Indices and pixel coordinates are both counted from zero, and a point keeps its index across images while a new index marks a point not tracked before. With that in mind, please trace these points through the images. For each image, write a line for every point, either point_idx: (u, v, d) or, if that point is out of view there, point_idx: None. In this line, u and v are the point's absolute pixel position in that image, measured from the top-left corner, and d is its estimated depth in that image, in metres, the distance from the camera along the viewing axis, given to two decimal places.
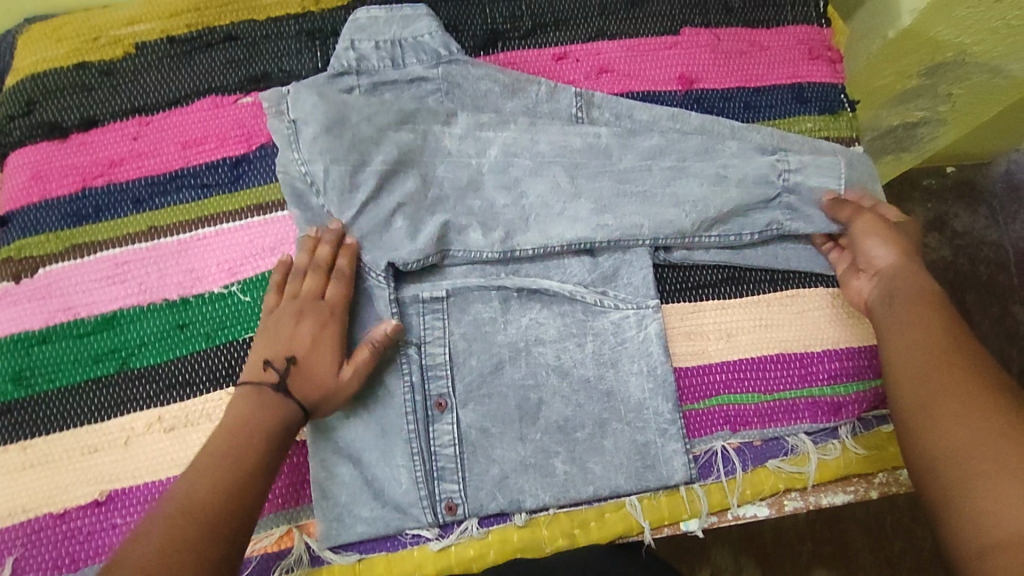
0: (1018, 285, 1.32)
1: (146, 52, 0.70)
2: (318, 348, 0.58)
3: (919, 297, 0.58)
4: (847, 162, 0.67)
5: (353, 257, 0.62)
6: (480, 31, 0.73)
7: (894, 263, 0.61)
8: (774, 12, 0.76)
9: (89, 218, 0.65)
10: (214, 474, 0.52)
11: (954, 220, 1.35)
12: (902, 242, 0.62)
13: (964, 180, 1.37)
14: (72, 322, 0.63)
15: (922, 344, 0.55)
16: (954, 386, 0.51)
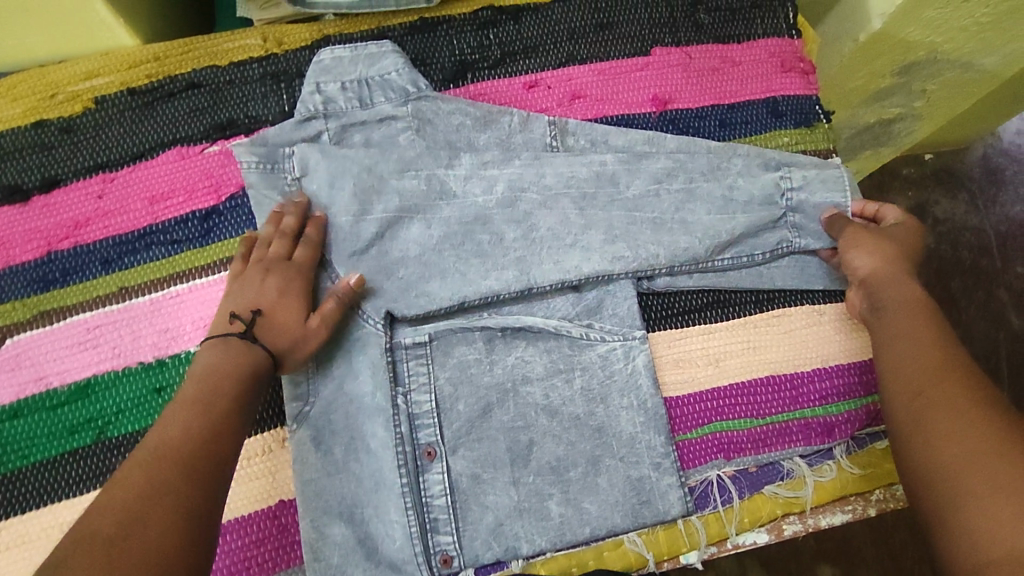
0: (1001, 268, 1.33)
1: (106, 106, 0.68)
2: (284, 300, 0.60)
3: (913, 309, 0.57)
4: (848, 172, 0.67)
5: (320, 227, 0.63)
6: (448, 63, 0.72)
7: (882, 271, 0.61)
8: (745, 26, 0.75)
9: (56, 282, 0.64)
10: (185, 422, 0.51)
11: (936, 207, 1.35)
12: (891, 251, 0.62)
13: (943, 167, 1.37)
14: (45, 392, 0.61)
15: (916, 358, 0.54)
16: (949, 399, 0.50)
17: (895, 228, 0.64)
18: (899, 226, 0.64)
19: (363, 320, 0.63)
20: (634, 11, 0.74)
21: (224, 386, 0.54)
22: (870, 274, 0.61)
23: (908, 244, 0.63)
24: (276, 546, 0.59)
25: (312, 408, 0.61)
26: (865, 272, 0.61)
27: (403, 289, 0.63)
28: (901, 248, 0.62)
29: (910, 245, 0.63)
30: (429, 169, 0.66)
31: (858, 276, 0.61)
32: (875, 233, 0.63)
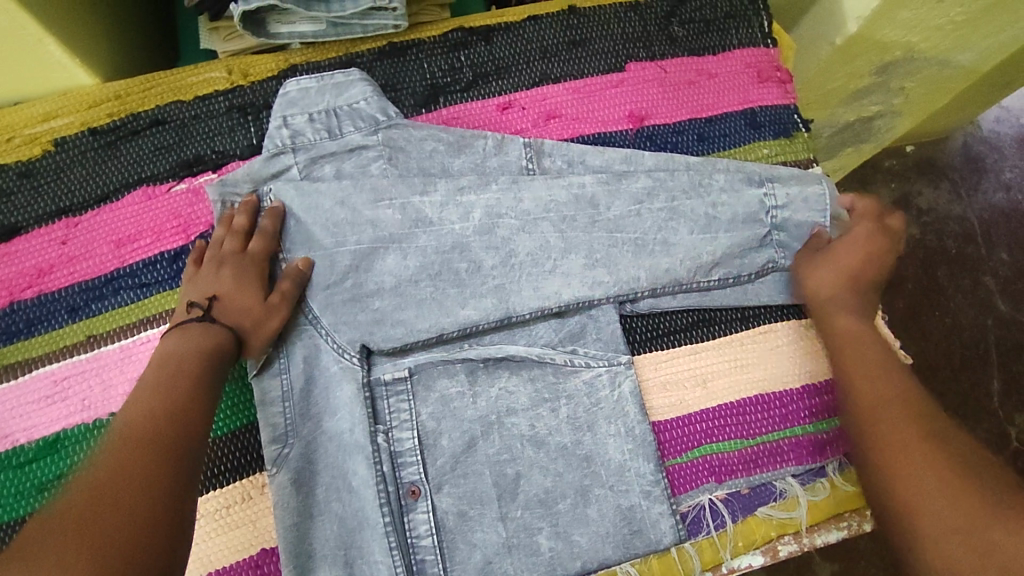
0: (986, 255, 1.31)
1: (68, 148, 0.66)
2: (241, 286, 0.59)
3: (871, 340, 0.58)
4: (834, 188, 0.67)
5: (274, 216, 0.62)
6: (420, 88, 0.71)
7: (841, 296, 0.61)
8: (719, 37, 0.74)
9: (21, 334, 0.62)
10: (148, 399, 0.51)
11: (919, 198, 1.34)
12: (855, 266, 0.62)
13: (925, 158, 1.37)
14: (13, 450, 0.59)
15: (874, 389, 0.54)
16: (907, 433, 0.51)
17: (864, 230, 0.64)
18: (867, 227, 0.64)
19: (340, 355, 0.61)
20: (606, 27, 0.73)
21: (186, 367, 0.53)
22: (830, 296, 0.61)
23: (876, 251, 0.63)
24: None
25: (291, 450, 0.59)
26: (827, 295, 0.61)
27: (380, 322, 0.62)
28: (865, 261, 0.62)
29: (879, 252, 0.63)
30: (404, 198, 0.64)
31: (816, 298, 0.62)
32: (839, 247, 0.63)
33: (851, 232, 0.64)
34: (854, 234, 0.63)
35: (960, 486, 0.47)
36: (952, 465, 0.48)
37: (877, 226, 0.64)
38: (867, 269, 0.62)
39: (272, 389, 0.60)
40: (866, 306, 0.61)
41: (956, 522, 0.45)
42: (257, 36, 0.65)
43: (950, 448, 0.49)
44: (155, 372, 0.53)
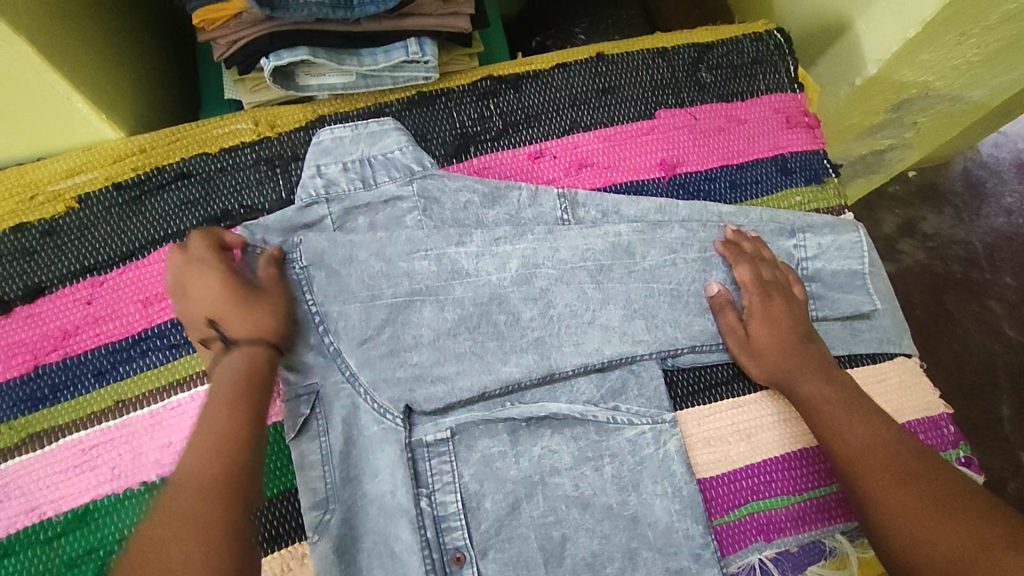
0: (992, 279, 1.22)
1: (92, 205, 0.64)
2: (224, 291, 0.55)
3: (836, 400, 0.59)
4: (866, 238, 0.67)
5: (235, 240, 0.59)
6: (450, 137, 0.69)
7: (801, 362, 0.61)
8: (747, 83, 0.74)
9: (45, 400, 0.60)
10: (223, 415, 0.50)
11: (923, 223, 1.26)
12: (804, 333, 0.62)
13: (928, 183, 1.28)
14: (39, 524, 0.57)
15: (854, 456, 0.55)
16: (896, 497, 0.52)
17: (778, 304, 0.63)
18: (781, 298, 0.63)
19: (381, 416, 0.59)
20: (635, 74, 0.73)
21: (231, 403, 0.50)
22: (784, 369, 0.61)
23: (799, 319, 0.63)
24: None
25: (332, 516, 0.57)
26: (779, 368, 0.61)
27: (420, 377, 0.60)
28: (801, 326, 0.62)
29: (799, 318, 0.63)
30: (439, 249, 0.63)
31: (771, 374, 0.62)
32: (753, 332, 0.62)
33: (792, 296, 0.64)
34: (761, 310, 0.62)
35: (937, 520, 0.49)
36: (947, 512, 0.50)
37: (763, 295, 0.63)
38: (805, 333, 0.62)
39: (310, 452, 0.58)
40: (822, 364, 0.61)
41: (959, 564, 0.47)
42: (286, 88, 0.64)
43: (915, 489, 0.52)
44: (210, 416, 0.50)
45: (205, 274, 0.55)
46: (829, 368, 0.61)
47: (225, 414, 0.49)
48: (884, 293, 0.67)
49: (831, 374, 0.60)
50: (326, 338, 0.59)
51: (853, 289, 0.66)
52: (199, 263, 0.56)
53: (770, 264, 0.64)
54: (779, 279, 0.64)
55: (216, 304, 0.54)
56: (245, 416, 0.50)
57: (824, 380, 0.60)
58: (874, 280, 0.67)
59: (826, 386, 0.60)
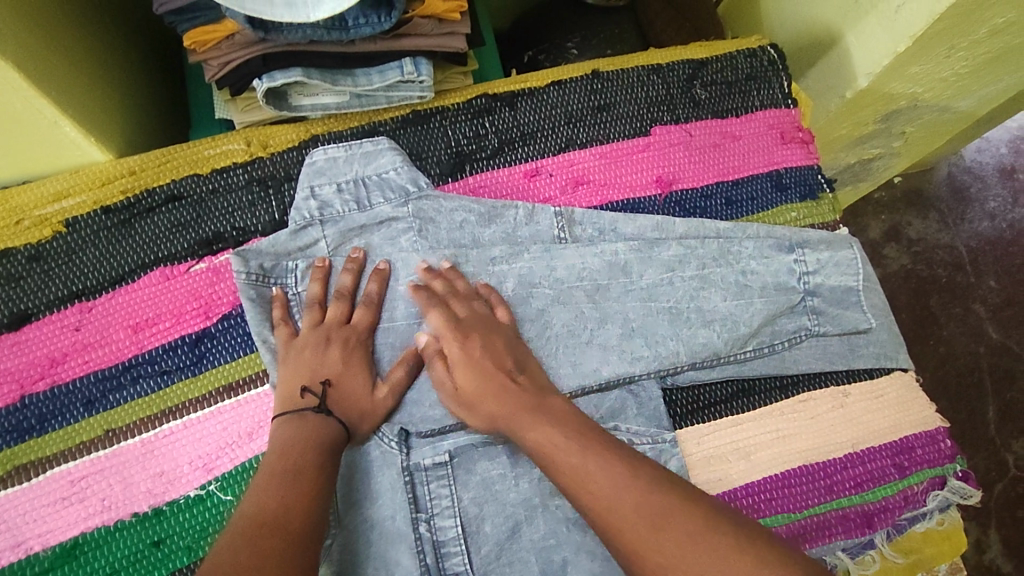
0: (975, 283, 1.20)
1: (80, 229, 0.63)
2: (350, 367, 0.58)
3: (567, 447, 0.49)
4: (861, 254, 0.67)
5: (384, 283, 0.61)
6: (444, 156, 0.69)
7: (520, 398, 0.54)
8: (741, 99, 0.74)
9: (32, 431, 0.58)
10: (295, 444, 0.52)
11: (907, 228, 1.23)
12: (509, 368, 0.56)
13: (913, 189, 1.25)
14: (26, 560, 0.55)
15: (616, 495, 0.45)
16: (674, 540, 0.42)
17: (459, 350, 0.57)
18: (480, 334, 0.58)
19: (379, 439, 0.58)
20: (630, 91, 0.73)
21: (307, 437, 0.53)
22: (501, 416, 0.54)
23: (501, 352, 0.57)
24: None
25: (333, 541, 0.56)
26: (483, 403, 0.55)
27: (418, 401, 0.60)
28: (512, 356, 0.57)
29: (504, 352, 0.57)
30: (437, 271, 0.63)
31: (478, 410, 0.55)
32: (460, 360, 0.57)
33: (495, 325, 0.59)
34: (462, 356, 0.57)
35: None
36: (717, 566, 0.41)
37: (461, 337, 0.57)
38: (509, 366, 0.56)
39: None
40: (535, 397, 0.54)
41: None
42: (280, 109, 0.63)
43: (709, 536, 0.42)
44: (279, 445, 0.52)
45: (319, 346, 0.58)
46: (554, 410, 0.53)
47: (302, 456, 0.51)
48: (879, 311, 0.67)
49: (550, 411, 0.53)
50: None
51: (850, 306, 0.65)
52: (314, 334, 0.58)
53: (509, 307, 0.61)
54: (483, 318, 0.59)
55: (334, 375, 0.57)
56: (326, 459, 0.52)
57: (553, 426, 0.51)
58: (869, 296, 0.66)
59: (562, 405, 0.54)
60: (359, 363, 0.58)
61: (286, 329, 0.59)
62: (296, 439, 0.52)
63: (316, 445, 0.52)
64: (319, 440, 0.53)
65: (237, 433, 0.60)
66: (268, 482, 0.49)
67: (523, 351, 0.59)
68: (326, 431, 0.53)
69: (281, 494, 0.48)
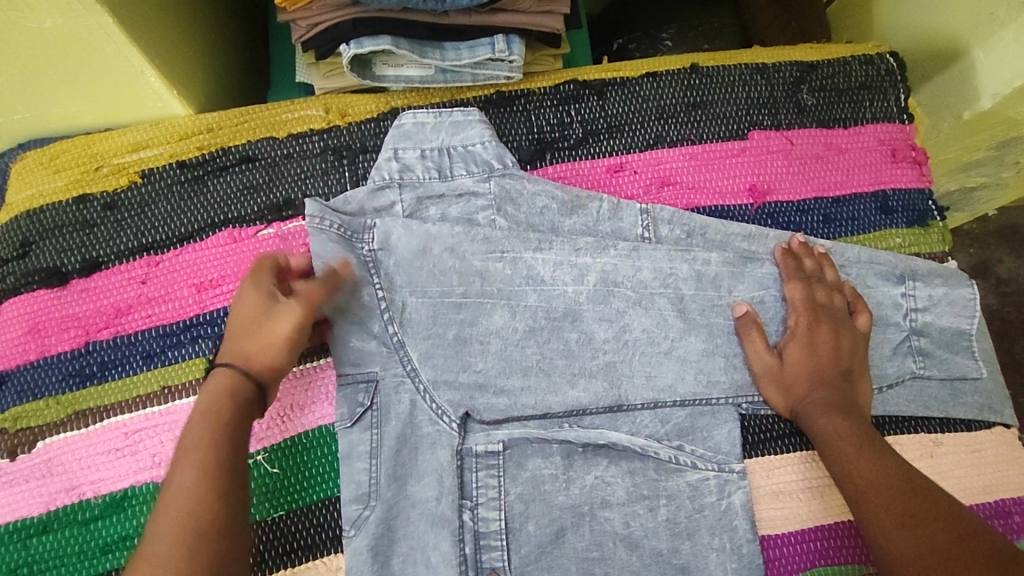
0: None
1: (154, 181, 0.63)
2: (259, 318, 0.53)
3: (853, 439, 0.53)
4: (980, 294, 0.62)
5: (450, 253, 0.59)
6: (526, 142, 0.66)
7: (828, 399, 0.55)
8: (852, 109, 0.68)
9: (93, 378, 0.58)
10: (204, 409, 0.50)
11: (998, 266, 1.11)
12: (844, 368, 0.57)
13: (1011, 222, 1.13)
14: (77, 504, 0.55)
15: (869, 475, 0.50)
16: (893, 524, 0.47)
17: (823, 332, 0.57)
18: (829, 327, 0.57)
19: (437, 417, 0.56)
20: (730, 89, 0.68)
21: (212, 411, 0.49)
22: (809, 400, 0.56)
23: (846, 352, 0.57)
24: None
25: (372, 512, 0.54)
26: (805, 399, 0.56)
27: (482, 385, 0.57)
28: (844, 359, 0.57)
29: (846, 351, 0.57)
30: (516, 252, 0.59)
31: (796, 407, 0.57)
32: (785, 359, 0.57)
33: (850, 324, 0.58)
34: (805, 335, 0.57)
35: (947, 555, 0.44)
36: (909, 519, 0.47)
37: (810, 320, 0.58)
38: (842, 370, 0.57)
39: (360, 442, 0.55)
40: (844, 401, 0.55)
41: (965, 544, 0.44)
42: (361, 77, 0.61)
43: (941, 516, 0.46)
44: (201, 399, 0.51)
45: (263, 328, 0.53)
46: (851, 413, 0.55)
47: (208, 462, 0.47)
48: (990, 359, 0.62)
49: (853, 413, 0.55)
50: (390, 327, 0.57)
51: (960, 351, 0.60)
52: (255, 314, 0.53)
53: (825, 285, 0.59)
54: (834, 306, 0.58)
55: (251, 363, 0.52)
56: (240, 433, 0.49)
57: (844, 418, 0.54)
58: (980, 341, 0.62)
59: (831, 401, 0.55)
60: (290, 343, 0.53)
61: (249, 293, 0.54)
62: (207, 427, 0.48)
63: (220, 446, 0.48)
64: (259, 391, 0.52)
65: (290, 406, 0.58)
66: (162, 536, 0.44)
67: (856, 354, 0.58)
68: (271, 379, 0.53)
69: (183, 531, 0.43)
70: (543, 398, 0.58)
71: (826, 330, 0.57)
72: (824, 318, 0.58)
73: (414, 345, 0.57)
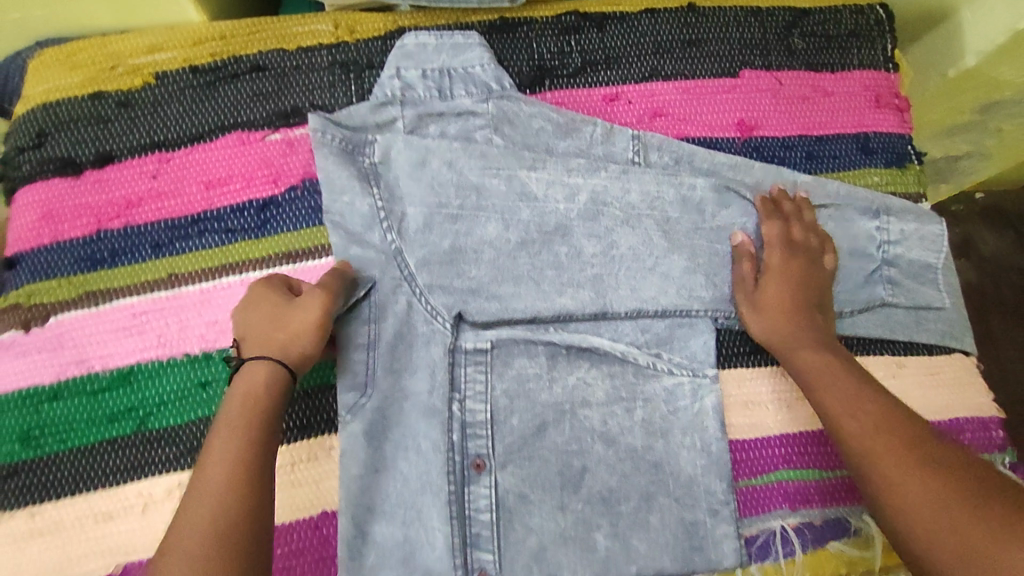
0: None
1: (167, 83, 0.66)
2: (275, 317, 0.54)
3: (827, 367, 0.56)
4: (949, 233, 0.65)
5: (449, 165, 0.62)
6: (526, 67, 0.68)
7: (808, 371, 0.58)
8: (839, 55, 0.71)
9: (104, 263, 0.61)
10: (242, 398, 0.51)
11: None
12: (815, 300, 0.61)
13: None
14: (86, 377, 0.59)
15: (847, 399, 0.53)
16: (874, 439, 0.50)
17: (798, 266, 0.61)
18: (802, 259, 0.61)
19: (432, 318, 0.60)
20: (724, 29, 0.71)
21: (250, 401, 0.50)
22: (785, 329, 0.59)
23: (817, 286, 0.61)
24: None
25: (368, 401, 0.58)
26: (779, 326, 0.59)
27: (475, 291, 0.60)
28: (815, 291, 0.61)
29: (817, 283, 0.61)
30: (511, 170, 0.62)
31: (770, 334, 0.60)
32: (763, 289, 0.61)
33: (822, 260, 0.62)
34: (780, 267, 0.61)
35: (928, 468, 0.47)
36: (889, 434, 0.50)
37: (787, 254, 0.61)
38: (813, 301, 0.60)
39: (358, 336, 0.59)
40: (825, 337, 0.59)
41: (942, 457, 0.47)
42: None
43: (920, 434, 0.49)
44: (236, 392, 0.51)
45: (280, 323, 0.54)
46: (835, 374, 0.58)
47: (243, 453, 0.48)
48: (956, 293, 0.65)
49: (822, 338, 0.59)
50: (389, 235, 0.60)
51: (927, 281, 0.64)
52: (274, 312, 0.54)
53: (803, 224, 0.63)
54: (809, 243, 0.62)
55: (243, 391, 0.51)
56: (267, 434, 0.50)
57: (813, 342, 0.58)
58: (947, 275, 0.65)
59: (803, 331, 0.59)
60: (315, 332, 0.54)
61: (266, 299, 0.55)
62: (240, 422, 0.49)
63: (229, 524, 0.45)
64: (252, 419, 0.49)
65: None
66: (188, 531, 0.45)
67: (827, 289, 0.61)
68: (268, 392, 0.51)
69: (214, 529, 0.45)
70: (530, 305, 0.61)
71: (800, 262, 0.61)
72: (799, 253, 0.61)
73: (412, 250, 0.60)
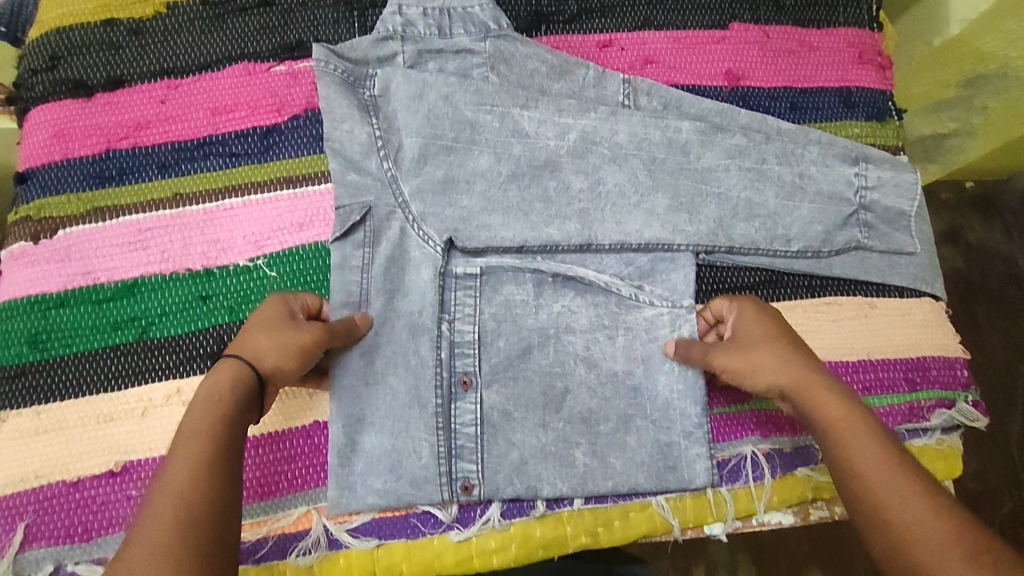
0: None
1: (177, 13, 0.68)
2: (273, 326, 0.54)
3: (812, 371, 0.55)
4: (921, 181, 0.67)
5: (445, 100, 0.64)
6: (524, 13, 0.71)
7: (803, 377, 0.54)
8: (826, 13, 0.74)
9: (111, 181, 0.64)
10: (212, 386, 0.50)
11: None
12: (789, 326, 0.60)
13: None
14: (91, 287, 0.61)
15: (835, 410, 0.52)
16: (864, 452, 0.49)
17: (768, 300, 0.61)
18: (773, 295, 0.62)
19: (424, 242, 0.62)
20: None
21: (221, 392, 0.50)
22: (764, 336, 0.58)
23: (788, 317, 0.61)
24: (106, 518, 0.56)
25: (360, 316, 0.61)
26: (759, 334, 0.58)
27: (466, 219, 0.63)
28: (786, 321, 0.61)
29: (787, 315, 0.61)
30: (505, 107, 0.65)
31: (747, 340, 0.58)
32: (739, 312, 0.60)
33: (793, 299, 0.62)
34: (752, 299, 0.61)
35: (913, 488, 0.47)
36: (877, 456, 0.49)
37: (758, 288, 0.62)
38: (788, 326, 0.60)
39: (353, 257, 0.62)
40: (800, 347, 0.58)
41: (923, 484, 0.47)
42: None
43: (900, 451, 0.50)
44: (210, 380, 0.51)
45: (274, 334, 0.54)
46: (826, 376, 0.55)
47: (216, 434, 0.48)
48: (928, 241, 0.68)
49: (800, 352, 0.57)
50: (386, 163, 0.63)
51: (900, 228, 0.67)
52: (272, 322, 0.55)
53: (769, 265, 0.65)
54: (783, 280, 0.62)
55: (212, 389, 0.50)
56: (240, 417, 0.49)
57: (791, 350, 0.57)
58: (920, 223, 0.68)
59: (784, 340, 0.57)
60: (298, 354, 0.53)
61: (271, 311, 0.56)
62: (212, 403, 0.49)
63: (185, 533, 0.42)
64: (218, 421, 0.48)
65: (289, 221, 0.64)
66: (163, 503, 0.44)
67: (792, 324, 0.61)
68: (234, 395, 0.49)
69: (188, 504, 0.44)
70: (520, 234, 0.63)
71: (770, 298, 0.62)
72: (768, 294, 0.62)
73: (407, 178, 0.63)
